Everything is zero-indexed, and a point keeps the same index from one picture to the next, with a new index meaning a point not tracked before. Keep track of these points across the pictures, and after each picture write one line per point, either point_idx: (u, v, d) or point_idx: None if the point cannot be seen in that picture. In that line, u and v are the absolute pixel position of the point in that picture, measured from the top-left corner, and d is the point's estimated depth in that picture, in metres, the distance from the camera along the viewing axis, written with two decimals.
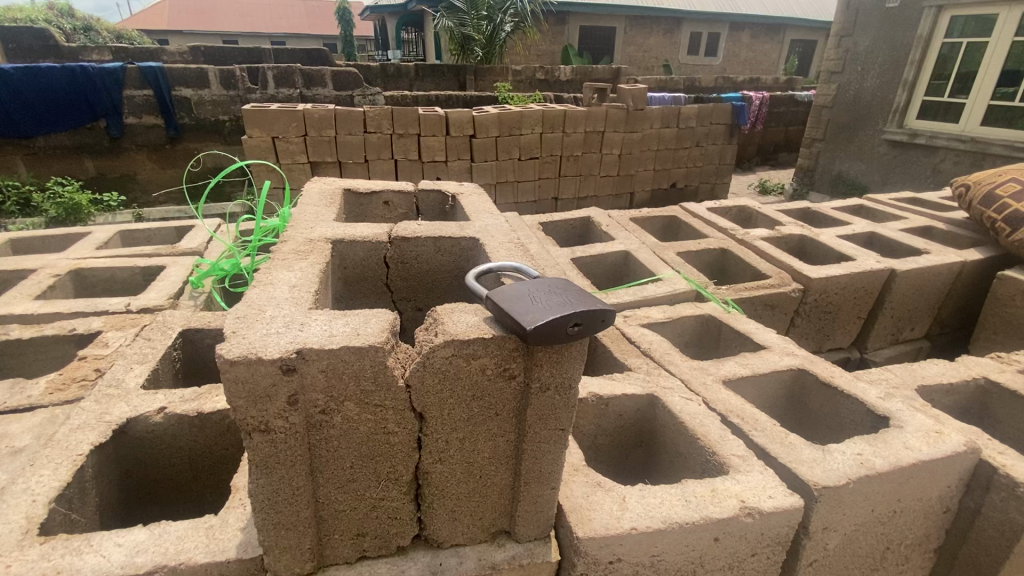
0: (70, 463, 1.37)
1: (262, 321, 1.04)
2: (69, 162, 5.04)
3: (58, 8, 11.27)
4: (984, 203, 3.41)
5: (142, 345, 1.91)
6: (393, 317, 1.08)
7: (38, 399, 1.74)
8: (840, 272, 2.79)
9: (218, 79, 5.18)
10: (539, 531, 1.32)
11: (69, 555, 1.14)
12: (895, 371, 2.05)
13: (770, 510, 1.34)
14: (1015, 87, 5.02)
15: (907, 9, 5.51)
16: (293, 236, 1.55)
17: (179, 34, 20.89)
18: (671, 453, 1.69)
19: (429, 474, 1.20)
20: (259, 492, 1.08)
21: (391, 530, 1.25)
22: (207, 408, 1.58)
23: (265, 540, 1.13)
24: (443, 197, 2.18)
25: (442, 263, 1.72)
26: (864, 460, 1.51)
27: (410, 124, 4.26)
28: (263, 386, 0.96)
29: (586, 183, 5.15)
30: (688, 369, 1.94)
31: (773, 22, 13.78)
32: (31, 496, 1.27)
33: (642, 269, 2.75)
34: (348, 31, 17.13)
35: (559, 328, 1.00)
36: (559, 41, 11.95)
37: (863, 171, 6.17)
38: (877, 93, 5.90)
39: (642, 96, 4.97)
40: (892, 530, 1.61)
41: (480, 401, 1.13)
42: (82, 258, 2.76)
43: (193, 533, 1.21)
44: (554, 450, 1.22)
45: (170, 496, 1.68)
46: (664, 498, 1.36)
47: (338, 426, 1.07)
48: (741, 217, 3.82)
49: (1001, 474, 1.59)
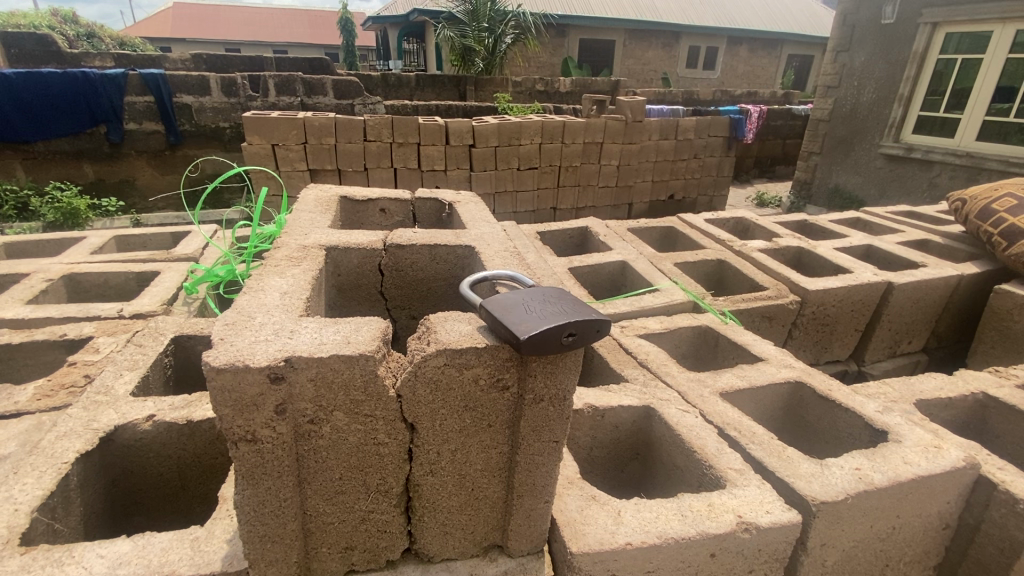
0: (54, 471, 1.35)
1: (250, 328, 1.02)
2: (67, 167, 5.03)
3: (63, 15, 11.32)
4: (982, 217, 3.40)
5: (132, 351, 1.89)
6: (386, 326, 1.07)
7: (25, 405, 1.71)
8: (837, 284, 2.79)
9: (219, 86, 5.20)
10: (533, 546, 1.30)
11: (50, 567, 1.11)
12: (894, 385, 2.03)
13: (767, 526, 1.32)
14: (1009, 103, 5.05)
15: (902, 26, 5.57)
16: (287, 243, 1.53)
17: (181, 42, 21.01)
18: (667, 466, 1.67)
19: (420, 487, 1.18)
20: (245, 504, 1.05)
21: (380, 544, 1.22)
22: (197, 416, 1.56)
23: (250, 553, 1.11)
24: (439, 206, 2.17)
25: (437, 272, 1.71)
26: (862, 474, 1.49)
27: (410, 132, 4.26)
28: (250, 395, 0.95)
29: (586, 193, 5.16)
30: (685, 381, 1.93)
31: (771, 37, 13.92)
32: (13, 504, 1.24)
33: (639, 279, 2.74)
34: (349, 41, 17.23)
35: (554, 338, 0.98)
36: (559, 54, 12.04)
37: (860, 184, 6.19)
38: (873, 107, 5.94)
39: (641, 108, 5.00)
40: (891, 547, 1.59)
41: (473, 412, 1.11)
42: (76, 263, 2.73)
43: (178, 545, 1.18)
44: (548, 462, 1.20)
45: (157, 506, 1.65)
46: (660, 512, 1.34)
47: (327, 436, 1.05)
48: (738, 229, 3.83)
49: (1000, 490, 1.57)
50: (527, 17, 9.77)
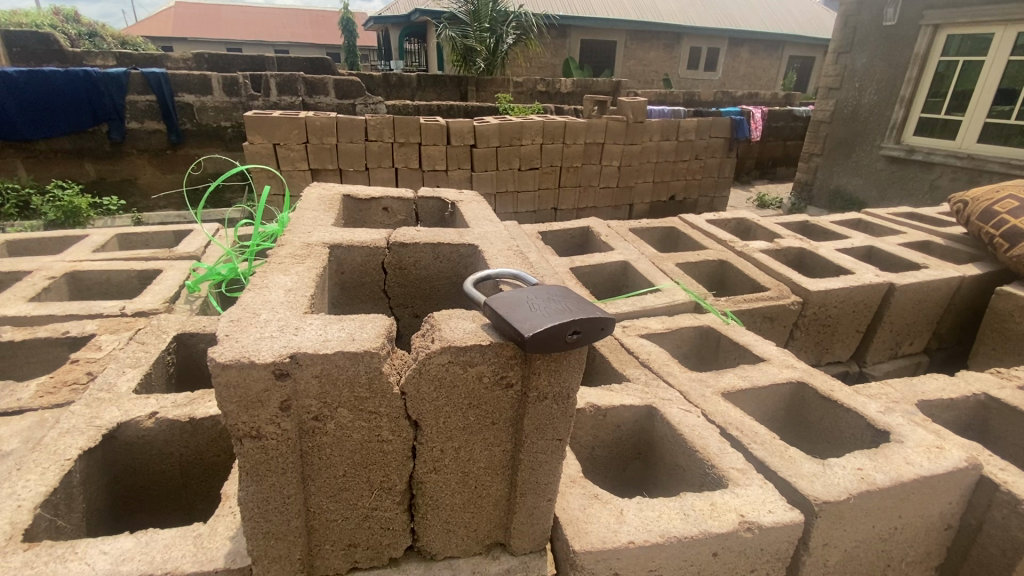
0: (57, 468, 1.35)
1: (255, 325, 1.02)
2: (69, 165, 5.03)
3: (64, 14, 11.31)
4: (983, 219, 3.40)
5: (134, 348, 1.89)
6: (390, 322, 1.07)
7: (27, 402, 1.71)
8: (839, 285, 2.79)
9: (220, 86, 5.20)
10: (536, 544, 1.30)
11: (53, 563, 1.11)
12: (895, 386, 2.03)
13: (769, 526, 1.32)
14: (1011, 105, 5.05)
15: (903, 28, 5.57)
16: (290, 241, 1.53)
17: (183, 41, 21.04)
18: (669, 465, 1.67)
19: (423, 484, 1.18)
20: (248, 500, 1.06)
21: (383, 541, 1.22)
22: (199, 413, 1.56)
23: (253, 550, 1.11)
24: (442, 205, 2.17)
25: (439, 271, 1.71)
26: (864, 475, 1.49)
27: (411, 132, 4.26)
28: (255, 391, 0.95)
29: (586, 193, 5.16)
30: (687, 380, 1.93)
31: (772, 38, 13.92)
32: (16, 501, 1.24)
33: (641, 279, 2.74)
34: (351, 41, 17.24)
35: (558, 336, 0.98)
36: (561, 54, 12.05)
37: (861, 185, 6.19)
38: (874, 109, 5.95)
39: (642, 108, 4.99)
40: (893, 547, 1.59)
41: (476, 409, 1.11)
42: (78, 261, 2.74)
43: (181, 541, 1.18)
44: (551, 461, 1.20)
45: (159, 503, 1.66)
46: (662, 511, 1.34)
47: (332, 433, 1.05)
48: (740, 229, 3.83)
49: (1002, 491, 1.57)
50: (528, 18, 9.77)
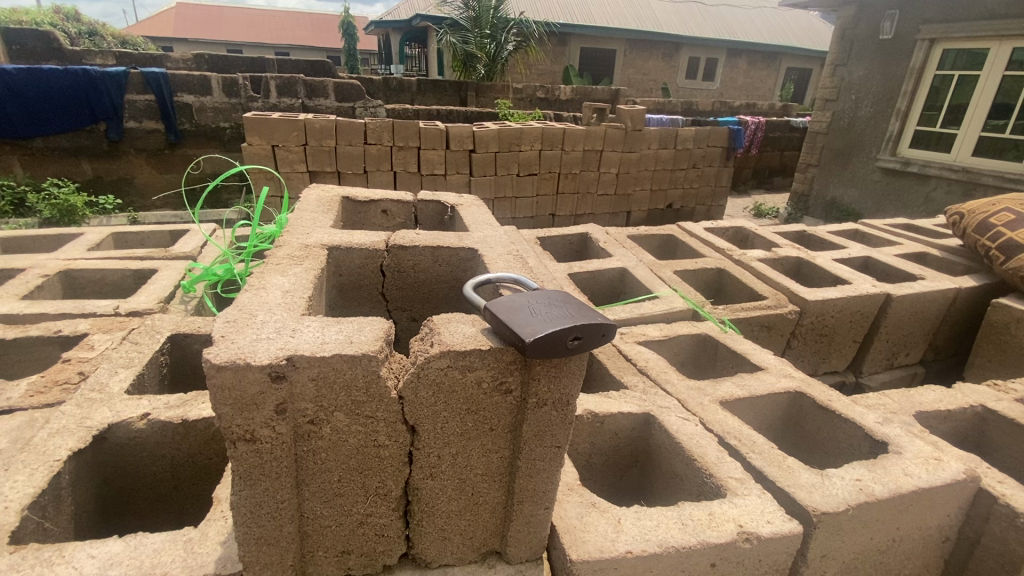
0: (46, 469, 1.33)
1: (252, 326, 1.01)
2: (66, 164, 5.01)
3: (64, 12, 11.29)
4: (979, 231, 3.41)
5: (128, 348, 1.87)
6: (389, 325, 1.05)
7: (17, 401, 1.68)
8: (836, 294, 2.79)
9: (220, 87, 5.18)
10: (532, 553, 1.28)
11: (39, 566, 1.08)
12: (893, 397, 2.03)
13: (768, 536, 1.30)
14: (1005, 119, 5.07)
15: (900, 41, 5.64)
16: (288, 242, 1.51)
17: (183, 42, 21.02)
18: (667, 473, 1.65)
19: (418, 491, 1.16)
20: (241, 505, 1.03)
21: (377, 548, 1.20)
22: (192, 415, 1.53)
23: (244, 555, 1.08)
24: (442, 208, 2.16)
25: (438, 274, 1.70)
26: (863, 486, 1.48)
27: (411, 136, 4.26)
28: (251, 393, 0.93)
29: (584, 200, 5.18)
30: (686, 389, 1.91)
31: (770, 50, 14.05)
32: (3, 502, 1.22)
33: (639, 286, 2.73)
34: (351, 45, 17.41)
35: (558, 343, 0.97)
36: (560, 62, 12.16)
37: (856, 197, 6.22)
38: (870, 121, 5.99)
39: (641, 117, 5.02)
40: (892, 559, 1.58)
41: (475, 415, 1.10)
42: (72, 259, 2.71)
43: (171, 546, 1.16)
44: (549, 468, 1.18)
45: (150, 506, 1.63)
46: (660, 521, 1.32)
47: (327, 437, 1.04)
48: (738, 237, 3.83)
49: (1001, 503, 1.56)
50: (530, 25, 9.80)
